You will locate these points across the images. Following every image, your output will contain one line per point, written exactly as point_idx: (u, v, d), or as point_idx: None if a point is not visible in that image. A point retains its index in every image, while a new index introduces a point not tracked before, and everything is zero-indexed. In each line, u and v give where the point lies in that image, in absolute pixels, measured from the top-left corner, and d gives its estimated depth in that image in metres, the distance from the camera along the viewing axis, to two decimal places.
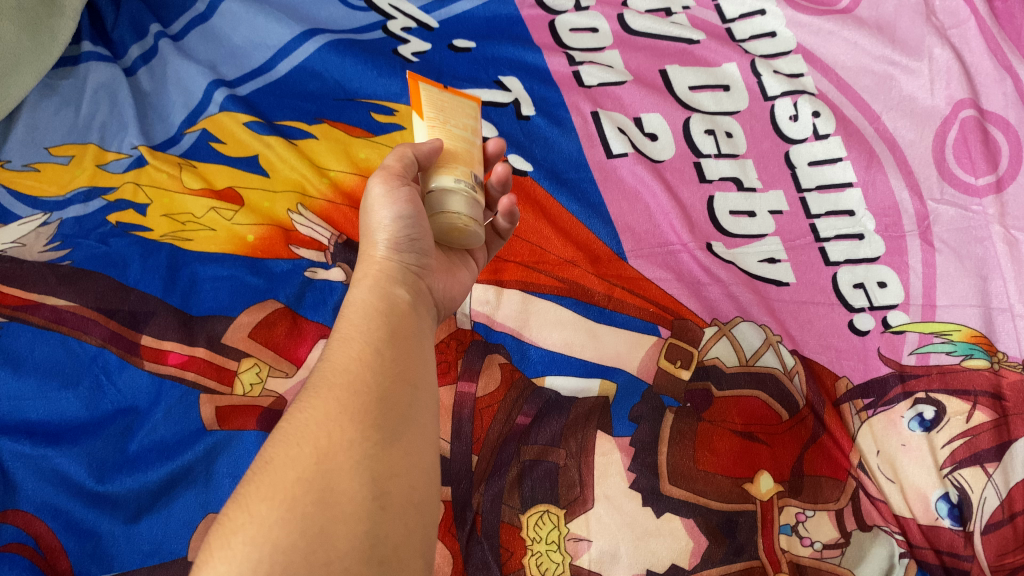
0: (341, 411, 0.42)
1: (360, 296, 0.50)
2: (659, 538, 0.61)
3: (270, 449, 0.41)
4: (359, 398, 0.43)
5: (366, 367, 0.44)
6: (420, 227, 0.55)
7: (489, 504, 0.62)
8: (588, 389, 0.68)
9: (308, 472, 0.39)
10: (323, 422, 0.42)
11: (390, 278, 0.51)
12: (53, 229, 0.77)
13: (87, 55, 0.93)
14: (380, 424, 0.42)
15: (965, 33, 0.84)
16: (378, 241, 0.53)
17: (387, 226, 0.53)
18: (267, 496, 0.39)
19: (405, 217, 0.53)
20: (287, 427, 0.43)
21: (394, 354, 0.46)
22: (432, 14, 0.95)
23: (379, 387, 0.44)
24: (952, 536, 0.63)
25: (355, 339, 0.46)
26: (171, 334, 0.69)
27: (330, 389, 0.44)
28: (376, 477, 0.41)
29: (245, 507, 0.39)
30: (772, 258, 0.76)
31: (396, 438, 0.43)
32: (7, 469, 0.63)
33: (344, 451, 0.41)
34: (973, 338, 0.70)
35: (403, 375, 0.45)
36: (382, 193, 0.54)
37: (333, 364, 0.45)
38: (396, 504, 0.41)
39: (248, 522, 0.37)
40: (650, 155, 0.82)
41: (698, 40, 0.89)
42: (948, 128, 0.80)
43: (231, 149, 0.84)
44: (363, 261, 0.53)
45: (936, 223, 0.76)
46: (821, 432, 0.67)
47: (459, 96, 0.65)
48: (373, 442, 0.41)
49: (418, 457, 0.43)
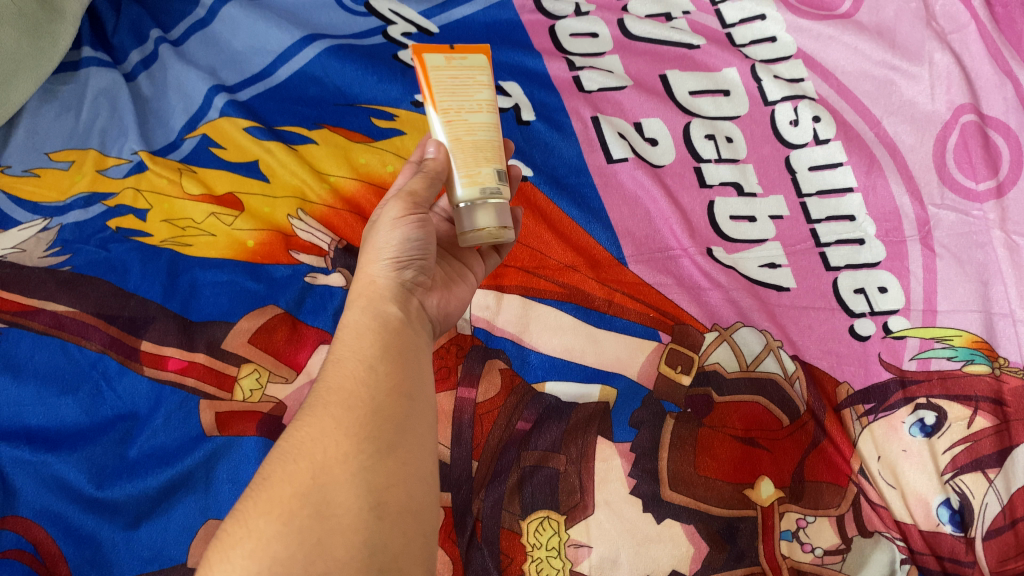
0: (336, 426, 0.42)
1: (353, 317, 0.50)
2: (660, 544, 0.61)
3: (267, 465, 0.42)
4: (353, 412, 0.43)
5: (359, 383, 0.45)
6: (427, 249, 0.55)
7: (490, 510, 0.62)
8: (588, 395, 0.68)
9: (304, 487, 0.40)
10: (319, 438, 0.42)
11: (381, 297, 0.51)
12: (53, 235, 0.77)
13: (87, 60, 0.93)
14: (375, 436, 0.42)
15: (966, 37, 0.84)
16: (382, 262, 0.53)
17: (392, 247, 0.53)
18: (264, 510, 0.39)
19: (413, 241, 0.54)
20: (284, 444, 0.43)
21: (388, 369, 0.46)
22: (432, 19, 0.95)
23: (373, 401, 0.44)
24: (953, 542, 0.63)
25: (349, 358, 0.46)
26: (171, 340, 0.69)
27: (326, 406, 0.44)
28: (372, 488, 0.41)
29: (243, 521, 0.39)
30: (773, 263, 0.76)
31: (392, 450, 0.43)
32: (7, 476, 0.63)
33: (339, 465, 0.41)
34: (974, 344, 0.70)
35: (398, 389, 0.45)
36: (396, 216, 0.54)
37: (328, 382, 0.45)
38: (395, 513, 0.41)
39: (245, 536, 0.38)
40: (650, 159, 0.82)
41: (699, 45, 0.89)
42: (948, 133, 0.80)
43: (231, 154, 0.84)
44: (361, 281, 0.53)
45: (936, 228, 0.76)
46: (822, 438, 0.66)
47: (468, 58, 0.60)
48: (368, 454, 0.42)
49: (415, 466, 0.43)
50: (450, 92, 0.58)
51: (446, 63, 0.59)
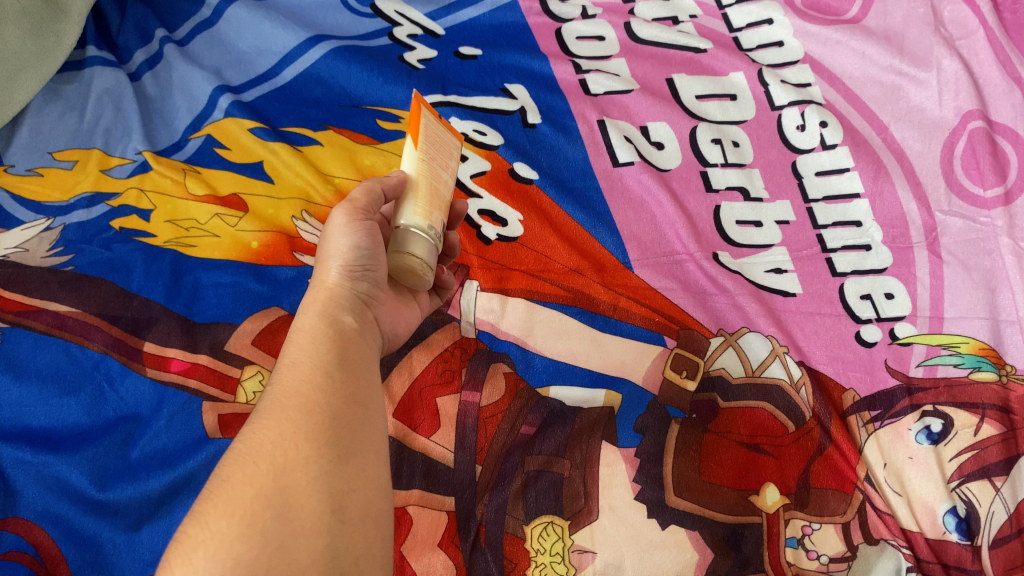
0: (295, 430, 0.42)
1: (307, 321, 0.49)
2: (665, 550, 0.60)
3: (224, 467, 0.41)
4: (311, 418, 0.43)
5: (315, 389, 0.44)
6: (376, 258, 0.55)
7: (493, 515, 0.61)
8: (593, 399, 0.68)
9: (266, 489, 0.40)
10: (277, 442, 0.42)
11: (337, 305, 0.51)
12: (56, 234, 0.76)
13: (92, 60, 0.93)
14: (335, 442, 0.43)
15: (974, 43, 0.84)
16: (333, 267, 0.53)
17: (337, 249, 0.53)
18: (226, 511, 0.39)
19: (361, 248, 0.53)
20: (241, 445, 0.42)
21: (344, 377, 0.46)
22: (438, 21, 0.95)
23: (331, 407, 0.44)
24: (960, 551, 0.62)
25: (304, 363, 0.46)
26: (174, 340, 0.68)
27: (283, 410, 0.43)
28: (334, 492, 0.41)
29: (204, 523, 0.38)
30: (779, 268, 0.75)
31: (351, 456, 0.43)
32: (7, 476, 0.63)
33: (300, 468, 0.41)
34: (981, 351, 0.69)
35: (354, 397, 0.45)
36: (343, 223, 0.54)
37: (282, 387, 0.45)
38: (356, 517, 0.41)
39: (207, 538, 0.37)
40: (657, 163, 0.82)
41: (705, 49, 0.89)
42: (956, 138, 0.79)
43: (236, 155, 0.83)
44: (313, 287, 0.52)
45: (943, 234, 0.75)
46: (827, 445, 0.66)
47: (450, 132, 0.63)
48: (328, 459, 0.42)
49: (373, 472, 0.43)
50: (431, 144, 0.59)
51: (437, 125, 0.61)
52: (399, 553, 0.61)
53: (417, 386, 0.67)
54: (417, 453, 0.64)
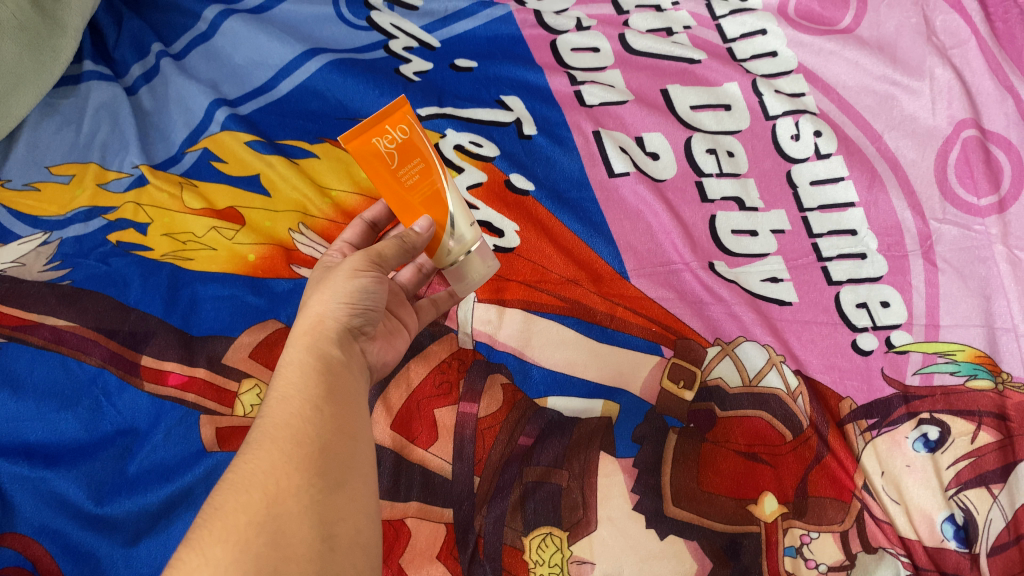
0: (286, 460, 0.42)
1: (296, 355, 0.49)
2: (664, 560, 0.60)
3: (215, 496, 0.41)
4: (303, 449, 0.43)
5: (306, 421, 0.44)
6: (381, 301, 0.56)
7: (492, 526, 0.62)
8: (590, 409, 0.68)
9: (259, 516, 0.40)
10: (269, 471, 0.42)
11: (325, 339, 0.51)
12: (54, 249, 0.76)
13: (88, 75, 0.93)
14: (325, 472, 0.43)
15: (966, 53, 0.85)
16: (335, 304, 0.53)
17: (346, 292, 0.53)
18: (221, 537, 0.38)
19: (368, 291, 0.54)
20: (232, 476, 0.42)
21: (333, 411, 0.46)
22: (433, 34, 0.96)
23: (321, 439, 0.44)
24: (959, 558, 0.62)
25: (294, 397, 0.46)
26: (171, 354, 0.68)
27: (273, 441, 0.43)
28: (324, 520, 0.41)
29: (198, 548, 0.38)
30: (774, 277, 0.76)
31: (341, 486, 0.43)
32: (6, 492, 0.63)
33: (293, 497, 0.41)
34: (977, 359, 0.70)
35: (343, 429, 0.46)
36: (356, 268, 0.55)
37: (273, 420, 0.45)
38: (346, 544, 0.41)
39: (201, 564, 0.37)
40: (652, 174, 0.82)
41: (699, 60, 0.90)
42: (949, 147, 0.80)
43: (232, 168, 0.83)
44: (308, 319, 0.52)
45: (939, 243, 0.76)
46: (825, 453, 0.66)
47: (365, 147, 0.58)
48: (319, 488, 0.42)
49: (361, 501, 0.44)
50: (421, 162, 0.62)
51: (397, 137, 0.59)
52: (399, 565, 0.61)
53: (416, 398, 0.67)
54: (415, 465, 0.65)
